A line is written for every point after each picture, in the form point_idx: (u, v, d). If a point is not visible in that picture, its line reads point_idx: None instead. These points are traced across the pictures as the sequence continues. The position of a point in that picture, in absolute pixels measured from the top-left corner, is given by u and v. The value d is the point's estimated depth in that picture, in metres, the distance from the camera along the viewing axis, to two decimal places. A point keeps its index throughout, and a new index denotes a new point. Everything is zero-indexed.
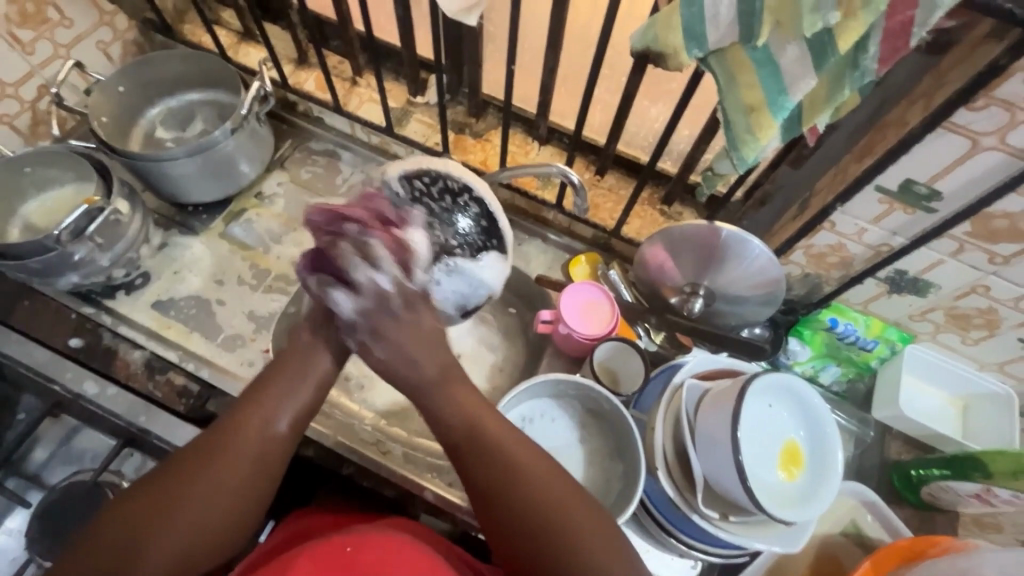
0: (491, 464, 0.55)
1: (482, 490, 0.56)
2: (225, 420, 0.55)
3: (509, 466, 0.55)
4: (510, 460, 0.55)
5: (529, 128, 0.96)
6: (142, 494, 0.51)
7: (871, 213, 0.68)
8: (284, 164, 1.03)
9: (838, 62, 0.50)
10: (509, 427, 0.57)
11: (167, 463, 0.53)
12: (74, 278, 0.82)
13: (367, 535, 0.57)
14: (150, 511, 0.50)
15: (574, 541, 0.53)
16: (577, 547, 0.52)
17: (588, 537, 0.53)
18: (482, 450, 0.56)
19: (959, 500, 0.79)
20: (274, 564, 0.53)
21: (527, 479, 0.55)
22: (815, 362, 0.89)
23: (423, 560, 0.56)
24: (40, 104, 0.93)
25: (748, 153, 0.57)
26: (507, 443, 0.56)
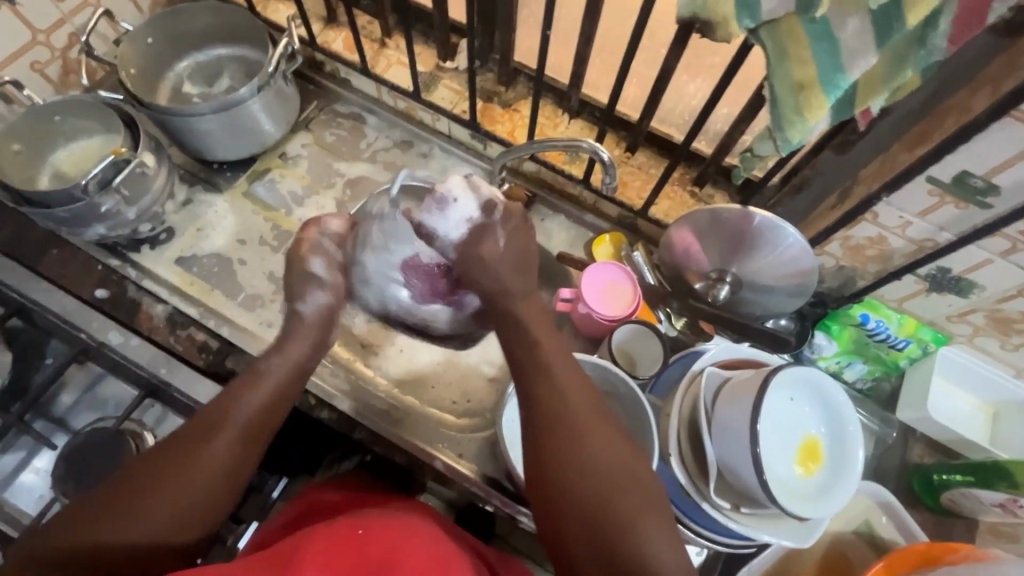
0: (562, 424, 0.57)
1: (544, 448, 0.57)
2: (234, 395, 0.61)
3: (549, 398, 0.58)
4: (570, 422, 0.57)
5: (560, 100, 0.92)
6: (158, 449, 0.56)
7: (918, 205, 0.65)
8: (309, 126, 1.01)
9: (903, 37, 0.47)
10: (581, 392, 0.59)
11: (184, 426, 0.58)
12: (100, 229, 0.83)
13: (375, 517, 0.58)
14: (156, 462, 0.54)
15: (598, 500, 0.53)
16: (603, 508, 0.52)
17: (613, 499, 0.53)
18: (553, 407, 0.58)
19: (981, 508, 0.77)
20: (288, 539, 0.54)
21: (581, 445, 0.56)
22: (841, 357, 0.86)
23: (435, 544, 0.56)
24: (70, 52, 0.92)
25: (793, 134, 0.54)
26: (584, 409, 0.58)
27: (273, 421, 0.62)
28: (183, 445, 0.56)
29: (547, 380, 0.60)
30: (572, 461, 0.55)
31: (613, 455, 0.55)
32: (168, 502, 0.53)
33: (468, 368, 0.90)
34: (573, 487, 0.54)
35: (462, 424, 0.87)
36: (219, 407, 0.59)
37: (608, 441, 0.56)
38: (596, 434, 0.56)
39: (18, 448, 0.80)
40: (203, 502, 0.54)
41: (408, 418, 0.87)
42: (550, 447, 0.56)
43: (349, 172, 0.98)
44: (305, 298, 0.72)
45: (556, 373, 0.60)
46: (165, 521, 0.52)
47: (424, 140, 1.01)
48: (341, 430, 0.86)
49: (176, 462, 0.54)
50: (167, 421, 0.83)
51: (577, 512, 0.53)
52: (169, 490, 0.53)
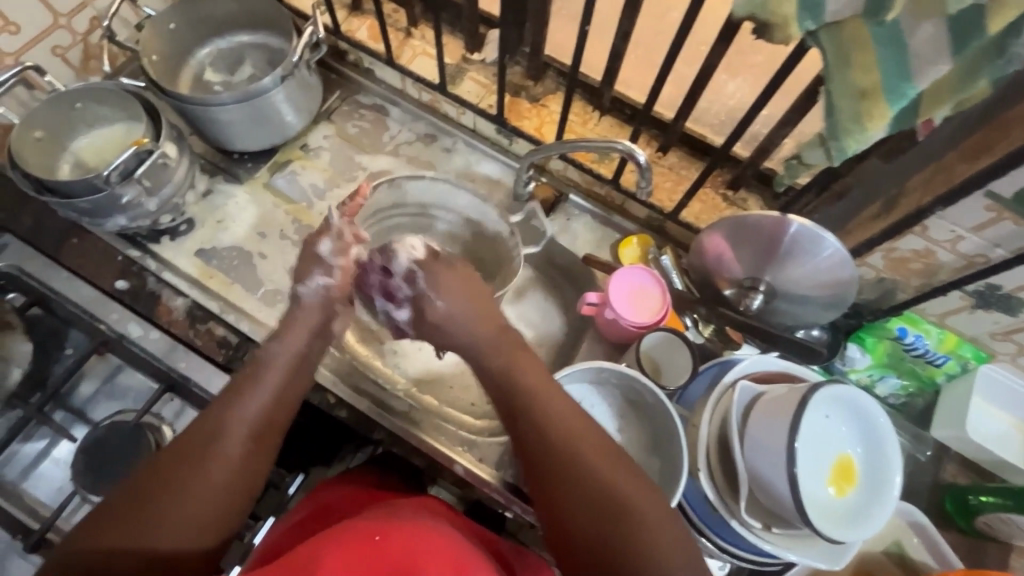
0: (565, 447, 0.57)
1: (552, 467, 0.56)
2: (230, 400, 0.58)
3: (547, 430, 0.58)
4: (575, 439, 0.57)
5: (591, 96, 0.89)
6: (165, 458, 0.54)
7: (973, 219, 0.62)
8: (331, 117, 0.99)
9: (982, 46, 0.43)
10: (577, 413, 0.59)
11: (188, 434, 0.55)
12: (121, 220, 0.81)
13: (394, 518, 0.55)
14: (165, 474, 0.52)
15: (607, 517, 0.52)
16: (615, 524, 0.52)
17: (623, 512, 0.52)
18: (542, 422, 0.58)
19: (1018, 534, 0.75)
20: (301, 550, 0.51)
21: (587, 462, 0.55)
22: (873, 371, 0.83)
23: (459, 546, 0.54)
24: (92, 37, 0.91)
25: (849, 144, 0.51)
26: (588, 431, 0.57)
27: (274, 428, 0.59)
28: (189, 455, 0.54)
29: (540, 407, 0.59)
30: (576, 487, 0.54)
31: (626, 478, 0.55)
32: (183, 513, 0.51)
33: None
34: (582, 515, 0.53)
35: (483, 428, 0.85)
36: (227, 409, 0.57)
37: (613, 463, 0.55)
38: (602, 457, 0.56)
39: (39, 438, 0.80)
40: (214, 514, 0.53)
41: (428, 420, 0.85)
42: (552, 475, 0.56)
43: (371, 165, 0.96)
44: (306, 281, 0.69)
45: (546, 404, 0.59)
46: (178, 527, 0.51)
47: (448, 134, 0.98)
48: (359, 429, 0.85)
49: (186, 472, 0.53)
50: (185, 416, 0.82)
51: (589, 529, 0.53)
52: (180, 503, 0.51)
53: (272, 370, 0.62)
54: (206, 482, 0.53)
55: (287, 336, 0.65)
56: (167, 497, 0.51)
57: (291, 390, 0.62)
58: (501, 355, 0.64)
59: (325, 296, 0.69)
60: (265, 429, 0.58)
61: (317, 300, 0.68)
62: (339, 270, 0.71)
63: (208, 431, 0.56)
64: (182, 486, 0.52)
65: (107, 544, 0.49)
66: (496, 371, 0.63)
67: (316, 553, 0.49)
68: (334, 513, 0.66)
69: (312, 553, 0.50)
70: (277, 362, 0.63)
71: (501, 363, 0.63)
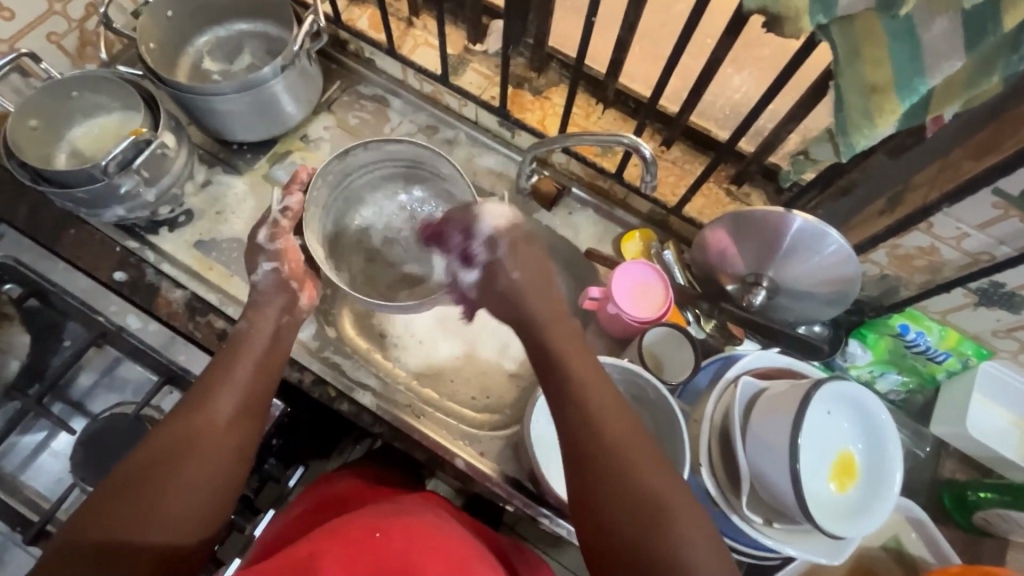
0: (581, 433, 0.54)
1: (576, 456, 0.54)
2: (218, 387, 0.59)
3: (594, 423, 0.54)
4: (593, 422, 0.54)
5: (595, 89, 0.88)
6: (158, 448, 0.53)
7: (979, 217, 0.61)
8: (331, 108, 0.97)
9: (996, 41, 0.43)
10: (601, 389, 0.57)
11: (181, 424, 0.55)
12: (119, 211, 0.80)
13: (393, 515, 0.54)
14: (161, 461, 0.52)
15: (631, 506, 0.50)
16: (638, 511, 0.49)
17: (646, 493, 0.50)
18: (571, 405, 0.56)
19: (1016, 529, 0.76)
20: (295, 549, 0.48)
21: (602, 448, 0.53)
22: (874, 367, 0.83)
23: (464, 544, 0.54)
24: (88, 24, 0.89)
25: (858, 140, 0.50)
26: (604, 411, 0.55)
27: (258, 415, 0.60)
28: (180, 444, 0.53)
29: (586, 399, 0.56)
30: (617, 485, 0.51)
31: (666, 480, 0.51)
32: (178, 502, 0.51)
33: (487, 363, 0.88)
34: (619, 516, 0.50)
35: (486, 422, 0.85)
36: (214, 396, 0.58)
37: (653, 463, 0.52)
38: (642, 453, 0.52)
39: (38, 430, 0.79)
40: (208, 503, 0.53)
41: (429, 414, 0.84)
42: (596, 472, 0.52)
43: None
44: (254, 270, 0.72)
45: (596, 398, 0.56)
46: (177, 516, 0.50)
47: (450, 126, 0.97)
48: (359, 422, 0.84)
49: (178, 461, 0.52)
50: None
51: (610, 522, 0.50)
52: (175, 493, 0.51)
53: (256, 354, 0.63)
54: (200, 471, 0.53)
55: (258, 315, 0.67)
56: (161, 487, 0.50)
57: (269, 378, 0.63)
58: (554, 341, 0.61)
59: (279, 280, 0.71)
60: (248, 416, 0.59)
61: (270, 283, 0.71)
62: (280, 252, 0.73)
63: (194, 419, 0.56)
64: (178, 471, 0.52)
65: (107, 536, 0.47)
66: (552, 351, 0.60)
67: (317, 552, 0.48)
68: (332, 511, 0.65)
69: (309, 553, 0.48)
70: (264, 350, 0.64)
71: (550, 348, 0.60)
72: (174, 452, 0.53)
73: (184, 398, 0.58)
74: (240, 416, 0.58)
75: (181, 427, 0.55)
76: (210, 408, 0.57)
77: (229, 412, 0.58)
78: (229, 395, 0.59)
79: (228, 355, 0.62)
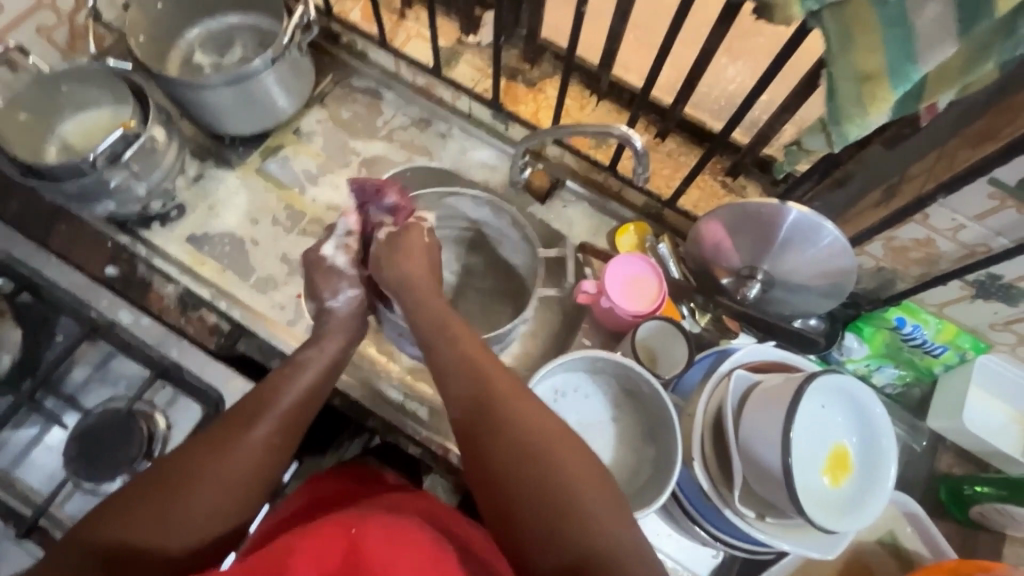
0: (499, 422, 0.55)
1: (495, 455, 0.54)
2: (262, 398, 0.60)
3: (507, 432, 0.54)
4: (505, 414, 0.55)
5: (589, 80, 0.87)
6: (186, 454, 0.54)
7: (975, 208, 0.60)
8: (324, 101, 0.97)
9: (990, 26, 0.42)
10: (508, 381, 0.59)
11: (218, 430, 0.56)
12: (110, 205, 0.80)
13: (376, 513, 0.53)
14: (189, 466, 0.53)
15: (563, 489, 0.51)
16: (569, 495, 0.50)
17: (572, 477, 0.51)
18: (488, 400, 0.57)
19: (1012, 524, 0.76)
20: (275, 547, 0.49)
21: (521, 440, 0.53)
22: (870, 361, 0.82)
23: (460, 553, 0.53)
24: (78, 17, 0.89)
25: (851, 129, 0.49)
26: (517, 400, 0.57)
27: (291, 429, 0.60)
28: (208, 455, 0.54)
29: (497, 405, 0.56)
30: (533, 493, 0.51)
31: (598, 486, 0.52)
32: (189, 519, 0.51)
33: None
34: (530, 531, 0.50)
35: None
36: (251, 404, 0.59)
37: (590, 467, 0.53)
38: (562, 437, 0.54)
39: (30, 425, 0.79)
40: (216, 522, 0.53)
41: (423, 409, 0.84)
42: (516, 482, 0.52)
43: (365, 151, 0.94)
44: (335, 296, 0.74)
45: (511, 402, 0.56)
46: (196, 524, 0.51)
47: (443, 119, 0.96)
48: (352, 416, 0.85)
49: (203, 476, 0.52)
50: (179, 405, 0.81)
51: (535, 508, 0.51)
52: (185, 512, 0.51)
53: (312, 368, 0.65)
54: (223, 480, 0.53)
55: (324, 344, 0.68)
56: (180, 499, 0.51)
57: (308, 411, 0.62)
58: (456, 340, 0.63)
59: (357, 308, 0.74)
60: (285, 435, 0.59)
61: (350, 312, 0.73)
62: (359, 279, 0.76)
63: (227, 435, 0.56)
64: (204, 482, 0.52)
65: (111, 540, 0.48)
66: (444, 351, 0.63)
67: (293, 546, 0.48)
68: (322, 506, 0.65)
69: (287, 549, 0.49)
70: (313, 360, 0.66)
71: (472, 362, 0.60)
72: (199, 464, 0.53)
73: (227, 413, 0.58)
74: (274, 447, 0.57)
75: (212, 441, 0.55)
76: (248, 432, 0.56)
77: (263, 439, 0.57)
78: (267, 416, 0.58)
79: (279, 380, 0.62)
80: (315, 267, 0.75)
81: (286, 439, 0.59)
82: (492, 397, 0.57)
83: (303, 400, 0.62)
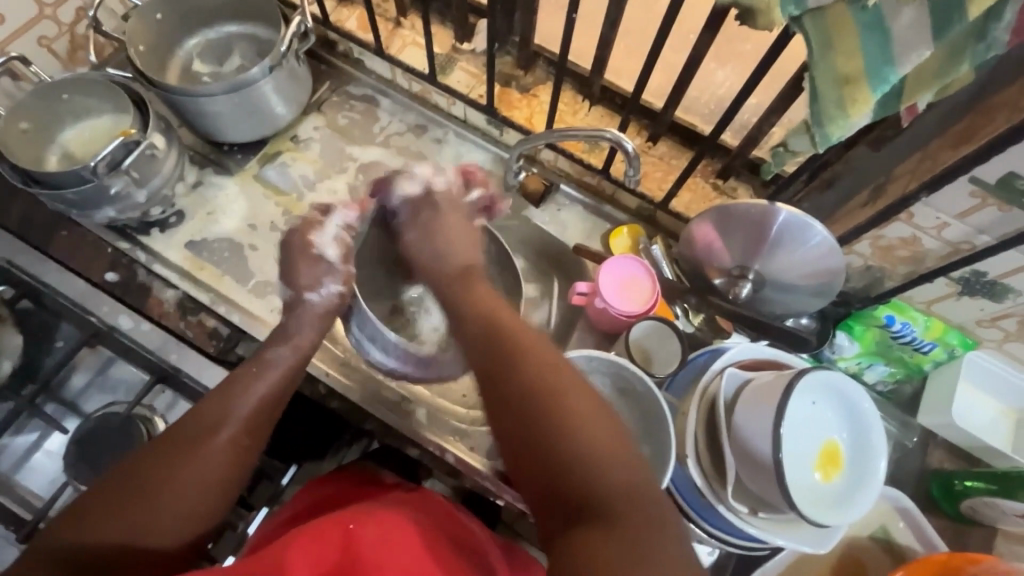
0: (515, 362, 0.55)
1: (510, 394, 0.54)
2: (227, 395, 0.60)
3: (525, 368, 0.54)
4: (520, 353, 0.56)
5: (581, 85, 0.89)
6: (158, 451, 0.54)
7: (958, 206, 0.62)
8: (321, 108, 0.98)
9: (962, 30, 0.44)
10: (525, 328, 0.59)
11: (189, 425, 0.56)
12: (110, 212, 0.81)
13: (371, 510, 0.55)
14: (161, 467, 0.53)
15: (571, 428, 0.50)
16: (577, 433, 0.50)
17: (581, 417, 0.50)
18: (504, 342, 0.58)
19: (1002, 517, 0.77)
20: (271, 547, 0.50)
21: (536, 380, 0.53)
22: (861, 359, 0.84)
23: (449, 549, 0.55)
24: (78, 28, 0.90)
25: (834, 130, 0.51)
26: (532, 343, 0.57)
27: (263, 421, 0.60)
28: (177, 456, 0.54)
29: (508, 360, 0.56)
30: (545, 431, 0.50)
31: (610, 439, 0.50)
32: (167, 514, 0.51)
33: None
34: (538, 482, 0.50)
35: (475, 417, 0.85)
36: (216, 401, 0.59)
37: (604, 423, 0.51)
38: (574, 382, 0.53)
39: (30, 430, 0.80)
40: (188, 523, 0.53)
41: (420, 410, 0.85)
42: (530, 419, 0.51)
43: (362, 156, 0.96)
44: (317, 289, 0.73)
45: (529, 349, 0.56)
46: (175, 521, 0.52)
47: (439, 125, 0.98)
48: (351, 420, 0.85)
49: (173, 477, 0.53)
50: (179, 408, 0.82)
51: (547, 448, 0.50)
52: (162, 511, 0.51)
53: (279, 364, 0.65)
54: (197, 477, 0.53)
55: (295, 342, 0.68)
56: (150, 501, 0.51)
57: (278, 408, 0.62)
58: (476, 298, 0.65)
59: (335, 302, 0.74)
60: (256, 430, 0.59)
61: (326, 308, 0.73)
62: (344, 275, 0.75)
63: (196, 433, 0.56)
64: (179, 482, 0.53)
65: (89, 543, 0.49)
66: (472, 302, 0.65)
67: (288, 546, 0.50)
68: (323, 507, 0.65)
69: (284, 550, 0.50)
70: (284, 358, 0.66)
71: (496, 324, 0.60)
72: (170, 465, 0.53)
73: (195, 412, 0.58)
74: (246, 445, 0.57)
75: (182, 441, 0.55)
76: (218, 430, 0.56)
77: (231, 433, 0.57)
78: (235, 414, 0.58)
79: (246, 379, 0.62)
80: (300, 251, 0.75)
81: (257, 431, 0.59)
82: (508, 351, 0.56)
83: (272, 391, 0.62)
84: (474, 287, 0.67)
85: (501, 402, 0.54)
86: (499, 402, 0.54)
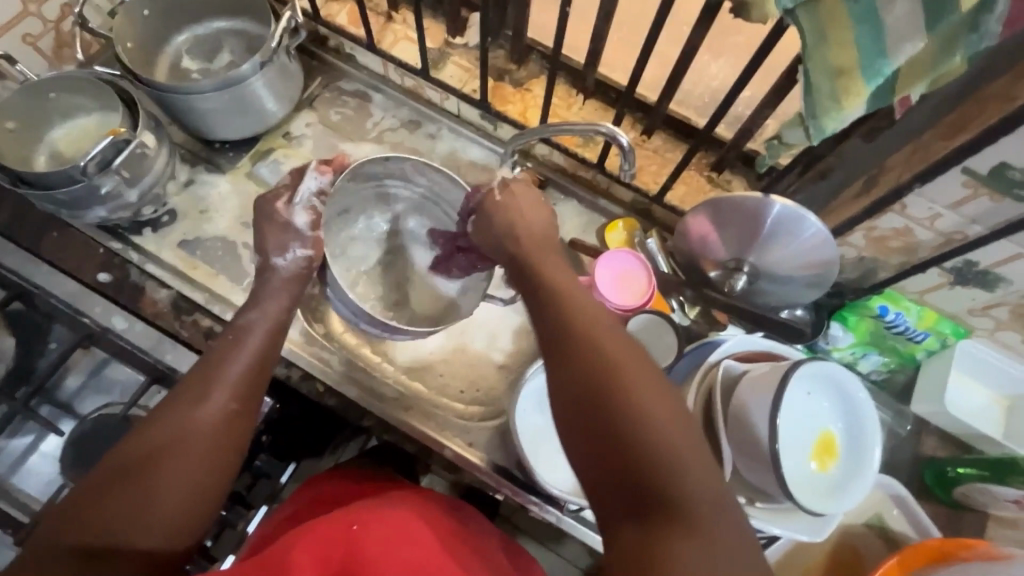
0: (571, 333, 0.51)
1: (564, 365, 0.49)
2: (205, 377, 0.58)
3: (579, 333, 0.50)
4: (574, 321, 0.52)
5: (575, 79, 0.89)
6: (145, 443, 0.52)
7: (951, 197, 0.62)
8: (313, 104, 0.97)
9: (955, 22, 0.44)
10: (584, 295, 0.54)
11: (174, 414, 0.54)
12: (101, 212, 0.80)
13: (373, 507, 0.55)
14: (151, 460, 0.51)
15: (630, 403, 0.45)
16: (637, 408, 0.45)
17: (641, 393, 0.46)
18: (557, 309, 0.53)
19: (994, 503, 0.78)
20: (275, 547, 0.50)
21: (592, 350, 0.49)
22: (856, 349, 0.84)
23: (454, 544, 0.54)
24: (63, 25, 0.89)
25: (827, 123, 0.51)
26: (590, 308, 0.53)
27: (250, 401, 0.59)
28: (166, 446, 0.52)
29: (567, 329, 0.51)
30: (600, 405, 0.46)
31: (672, 420, 0.45)
32: (163, 504, 0.50)
33: (476, 356, 0.88)
34: (596, 468, 0.46)
35: (472, 413, 0.85)
36: (194, 381, 0.57)
37: (662, 400, 0.46)
38: (629, 354, 0.49)
39: (26, 432, 0.80)
40: (191, 507, 0.51)
41: (418, 407, 0.85)
42: (584, 393, 0.47)
43: (355, 153, 0.95)
44: (283, 253, 0.70)
45: (582, 312, 0.52)
46: (175, 515, 0.50)
47: (432, 121, 0.97)
48: (350, 417, 0.84)
49: (167, 459, 0.51)
50: None
51: (604, 429, 0.45)
52: (159, 505, 0.49)
53: (256, 329, 0.64)
54: (190, 464, 0.52)
55: (265, 306, 0.66)
56: (144, 494, 0.49)
57: (262, 376, 0.61)
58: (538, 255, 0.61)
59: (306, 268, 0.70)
60: (245, 410, 0.58)
61: (294, 273, 0.70)
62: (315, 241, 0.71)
63: (184, 417, 0.54)
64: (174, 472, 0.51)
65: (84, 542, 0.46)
66: (527, 263, 0.60)
67: (293, 545, 0.50)
68: (322, 504, 0.65)
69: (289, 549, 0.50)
70: (258, 322, 0.65)
71: (548, 288, 0.56)
72: (161, 452, 0.51)
73: (172, 396, 0.56)
74: (234, 413, 0.57)
75: (169, 423, 0.53)
76: (201, 405, 0.55)
77: (218, 413, 0.56)
78: (218, 389, 0.57)
79: (222, 351, 0.60)
80: (268, 219, 0.71)
81: (246, 412, 0.58)
82: (565, 320, 0.52)
83: (253, 367, 0.61)
84: (546, 249, 0.62)
85: (554, 375, 0.50)
86: (552, 375, 0.50)
